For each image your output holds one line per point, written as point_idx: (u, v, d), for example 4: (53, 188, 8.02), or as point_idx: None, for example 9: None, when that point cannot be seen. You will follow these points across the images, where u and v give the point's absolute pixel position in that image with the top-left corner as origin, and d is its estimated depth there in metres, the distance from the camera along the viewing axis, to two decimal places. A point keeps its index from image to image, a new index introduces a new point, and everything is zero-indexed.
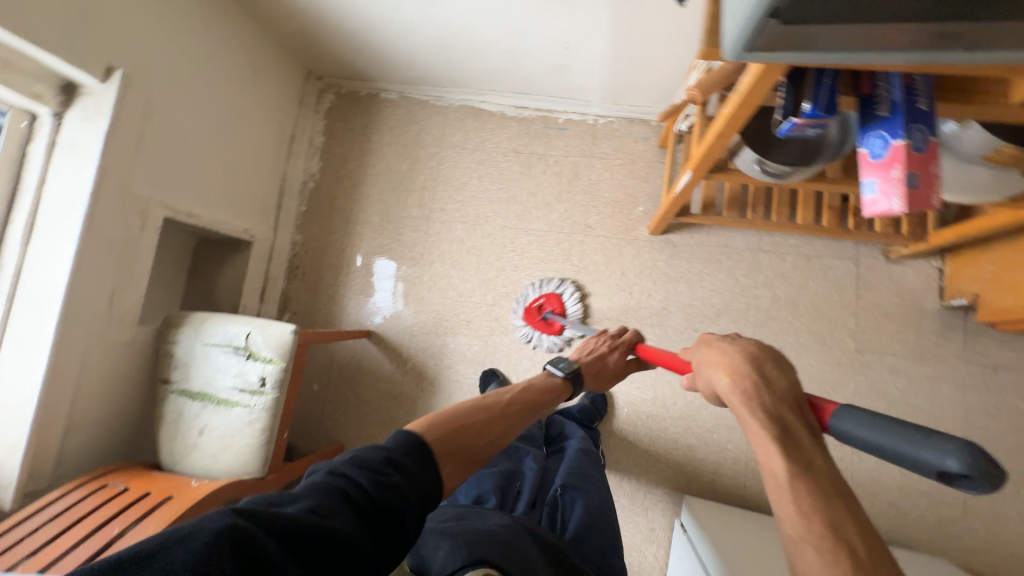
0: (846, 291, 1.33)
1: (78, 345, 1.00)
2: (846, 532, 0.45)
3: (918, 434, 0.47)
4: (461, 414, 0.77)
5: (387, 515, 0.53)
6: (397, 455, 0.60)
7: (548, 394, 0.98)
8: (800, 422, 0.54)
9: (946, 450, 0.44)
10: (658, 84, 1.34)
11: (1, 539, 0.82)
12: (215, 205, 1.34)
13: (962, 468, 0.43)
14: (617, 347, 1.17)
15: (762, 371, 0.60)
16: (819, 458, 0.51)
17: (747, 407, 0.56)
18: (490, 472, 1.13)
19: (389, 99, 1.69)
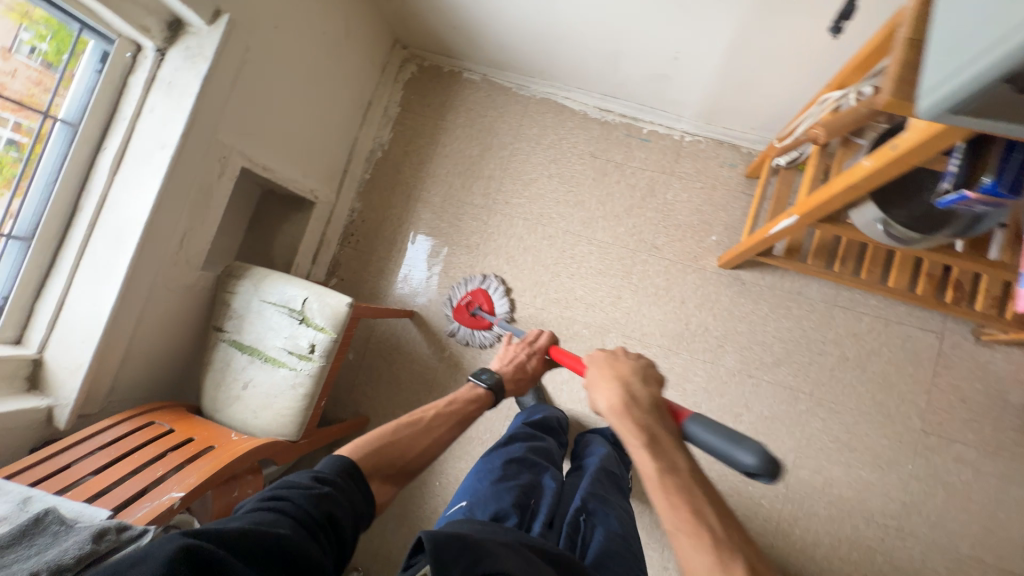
0: (923, 367, 1.24)
1: (146, 282, 1.01)
2: (706, 514, 0.62)
3: (736, 438, 0.71)
4: (383, 435, 0.92)
5: (327, 519, 0.68)
6: (326, 476, 0.75)
7: (473, 403, 1.07)
8: (664, 430, 0.73)
9: (749, 451, 0.69)
10: (763, 111, 1.25)
11: (54, 460, 0.84)
12: (288, 161, 1.34)
13: (758, 463, 0.68)
14: (533, 353, 1.18)
15: (633, 389, 0.80)
16: (678, 456, 0.69)
17: (629, 424, 0.73)
18: (506, 483, 1.04)
19: (471, 80, 1.64)
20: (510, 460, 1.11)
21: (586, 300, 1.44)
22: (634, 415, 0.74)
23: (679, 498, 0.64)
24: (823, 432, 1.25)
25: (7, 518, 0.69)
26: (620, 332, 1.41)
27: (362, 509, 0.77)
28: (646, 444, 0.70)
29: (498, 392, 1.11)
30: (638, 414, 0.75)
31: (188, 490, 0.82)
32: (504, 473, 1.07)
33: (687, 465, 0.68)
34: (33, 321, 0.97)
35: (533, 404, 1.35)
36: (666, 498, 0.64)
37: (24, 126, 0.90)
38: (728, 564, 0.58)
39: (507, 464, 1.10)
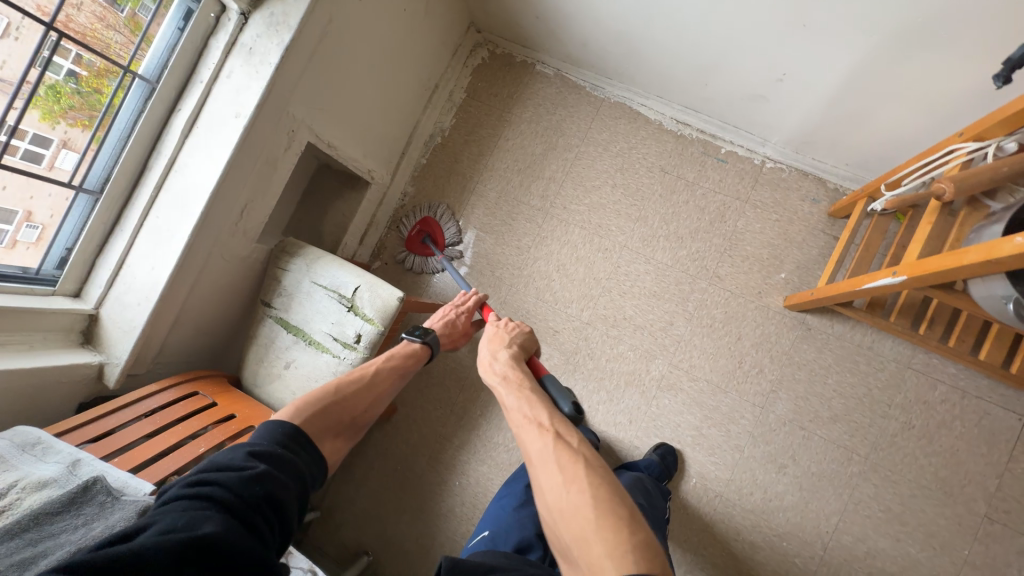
0: (998, 449, 1.15)
1: (204, 250, 1.00)
2: (535, 411, 0.74)
3: (562, 390, 0.85)
4: (326, 394, 0.81)
5: (265, 503, 0.57)
6: (263, 449, 0.64)
7: (409, 358, 0.98)
8: (515, 370, 0.86)
9: (568, 402, 0.83)
10: (865, 149, 1.15)
11: (104, 421, 0.85)
12: (351, 139, 1.30)
13: (572, 411, 0.82)
14: (463, 312, 1.13)
15: (497, 347, 0.93)
16: (526, 383, 0.82)
17: (489, 373, 0.87)
18: (528, 509, 0.98)
19: (544, 74, 1.56)
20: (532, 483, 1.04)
21: (635, 321, 1.38)
22: (495, 365, 0.88)
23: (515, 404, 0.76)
24: (873, 499, 1.18)
25: (58, 481, 0.69)
26: (667, 360, 1.34)
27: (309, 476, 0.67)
28: (500, 381, 0.84)
29: (436, 348, 1.04)
30: (494, 363, 0.89)
31: None
32: (527, 498, 1.01)
33: (528, 385, 0.81)
34: (93, 276, 0.97)
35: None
36: (511, 406, 0.77)
37: (84, 60, 0.84)
38: (544, 435, 0.68)
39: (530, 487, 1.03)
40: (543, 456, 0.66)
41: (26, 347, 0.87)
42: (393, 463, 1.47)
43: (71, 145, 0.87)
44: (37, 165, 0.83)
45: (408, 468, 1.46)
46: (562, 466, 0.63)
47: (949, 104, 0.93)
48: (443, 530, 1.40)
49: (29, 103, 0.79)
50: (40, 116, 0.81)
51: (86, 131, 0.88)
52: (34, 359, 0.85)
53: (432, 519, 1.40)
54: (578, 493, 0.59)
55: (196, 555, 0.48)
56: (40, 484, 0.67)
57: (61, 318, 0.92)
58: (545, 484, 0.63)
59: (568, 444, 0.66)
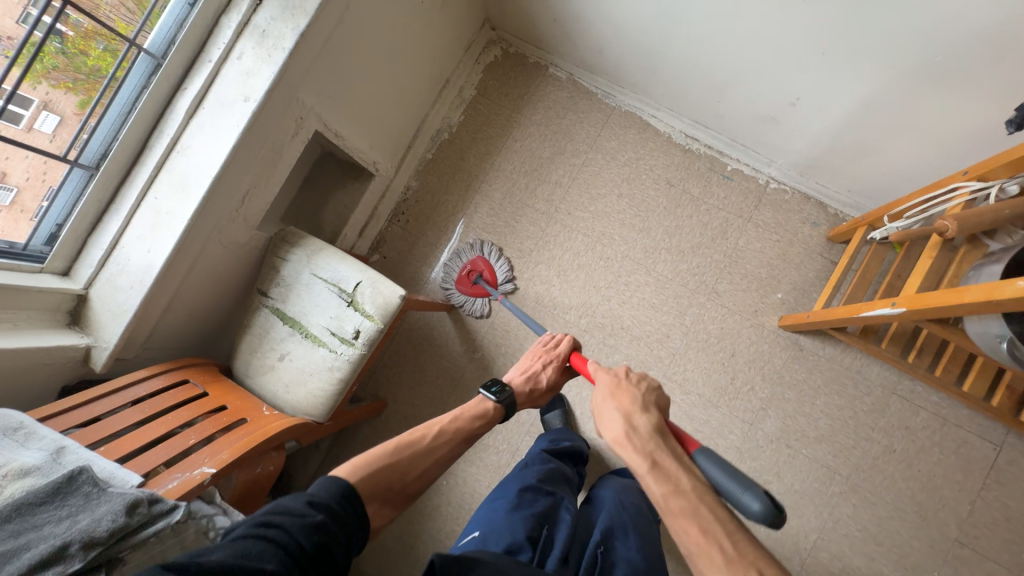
0: (972, 476, 1.19)
1: (202, 235, 0.97)
2: (717, 537, 0.63)
3: (744, 481, 0.67)
4: (383, 458, 0.78)
5: (318, 554, 0.60)
6: (322, 498, 0.66)
7: (478, 421, 0.93)
8: (666, 453, 0.74)
9: (758, 497, 0.65)
10: (868, 178, 1.17)
11: (89, 408, 0.82)
12: (358, 130, 1.27)
13: (767, 509, 0.64)
14: (549, 363, 1.06)
15: (634, 413, 0.80)
16: (684, 478, 0.70)
17: (631, 450, 0.74)
18: (521, 511, 0.98)
19: (556, 77, 1.54)
20: (526, 487, 1.04)
21: (632, 331, 1.39)
22: (635, 441, 0.75)
23: (685, 514, 0.66)
24: (851, 518, 1.21)
25: (41, 469, 0.66)
26: (661, 372, 1.35)
27: (359, 531, 0.68)
28: (651, 468, 0.71)
29: (510, 409, 0.99)
30: (634, 439, 0.76)
31: (220, 466, 0.79)
32: (520, 501, 1.01)
33: (692, 485, 0.69)
34: (84, 254, 0.93)
35: (560, 428, 1.28)
36: (680, 515, 0.66)
37: (71, 19, 0.78)
38: None
39: (523, 491, 1.03)
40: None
41: (10, 326, 0.83)
42: None
43: (52, 108, 0.82)
44: (15, 125, 0.78)
45: None
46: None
47: (955, 142, 0.95)
48: (428, 529, 1.39)
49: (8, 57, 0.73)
50: (22, 76, 0.76)
51: (69, 94, 0.82)
52: (15, 340, 0.82)
53: (417, 517, 1.40)
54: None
55: None
56: (23, 472, 0.65)
57: (49, 297, 0.88)
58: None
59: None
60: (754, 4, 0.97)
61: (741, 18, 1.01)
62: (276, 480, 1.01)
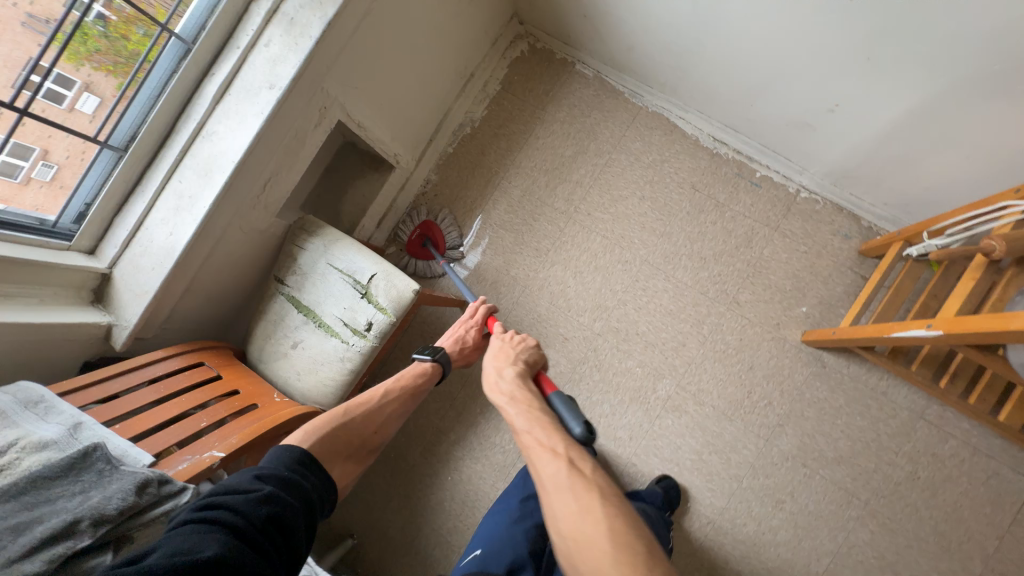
0: (1002, 510, 1.13)
1: (223, 221, 0.98)
2: (544, 437, 0.71)
3: (572, 408, 0.80)
4: (331, 420, 0.84)
5: (273, 523, 0.61)
6: (270, 471, 0.68)
7: (419, 378, 0.98)
8: (524, 391, 0.84)
9: (579, 421, 0.77)
10: (910, 192, 1.11)
11: (106, 385, 0.83)
12: (381, 121, 1.27)
13: (583, 431, 0.76)
14: (472, 326, 1.11)
15: (504, 364, 0.91)
16: (533, 404, 0.80)
17: (497, 393, 0.84)
18: (523, 524, 0.97)
19: (583, 74, 1.51)
20: (527, 496, 1.03)
21: (647, 338, 1.36)
22: (501, 385, 0.86)
23: (525, 426, 0.75)
24: (868, 545, 1.17)
25: (58, 444, 0.68)
26: (674, 381, 1.32)
27: (318, 495, 0.71)
28: (509, 403, 0.81)
29: (447, 367, 1.03)
30: (501, 383, 0.86)
31: (229, 451, 0.80)
32: (522, 512, 1.00)
33: (537, 407, 0.79)
34: (110, 234, 0.95)
35: None
36: (520, 427, 0.75)
37: (113, 4, 0.80)
38: (555, 461, 0.66)
39: (526, 501, 1.02)
40: (558, 482, 0.63)
41: (35, 301, 0.85)
42: (386, 450, 1.47)
43: (94, 89, 0.84)
44: (59, 105, 0.81)
45: (401, 456, 1.45)
46: (577, 496, 0.61)
47: (1006, 159, 0.89)
48: (430, 523, 1.39)
49: (53, 39, 0.76)
50: (62, 56, 0.78)
51: (109, 78, 0.85)
52: (38, 314, 0.83)
53: (420, 511, 1.40)
54: (596, 525, 0.58)
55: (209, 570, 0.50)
56: (40, 446, 0.67)
57: (74, 274, 0.90)
58: (560, 511, 0.61)
59: (584, 473, 0.64)
60: (793, 5, 0.93)
61: (781, 18, 0.97)
62: None
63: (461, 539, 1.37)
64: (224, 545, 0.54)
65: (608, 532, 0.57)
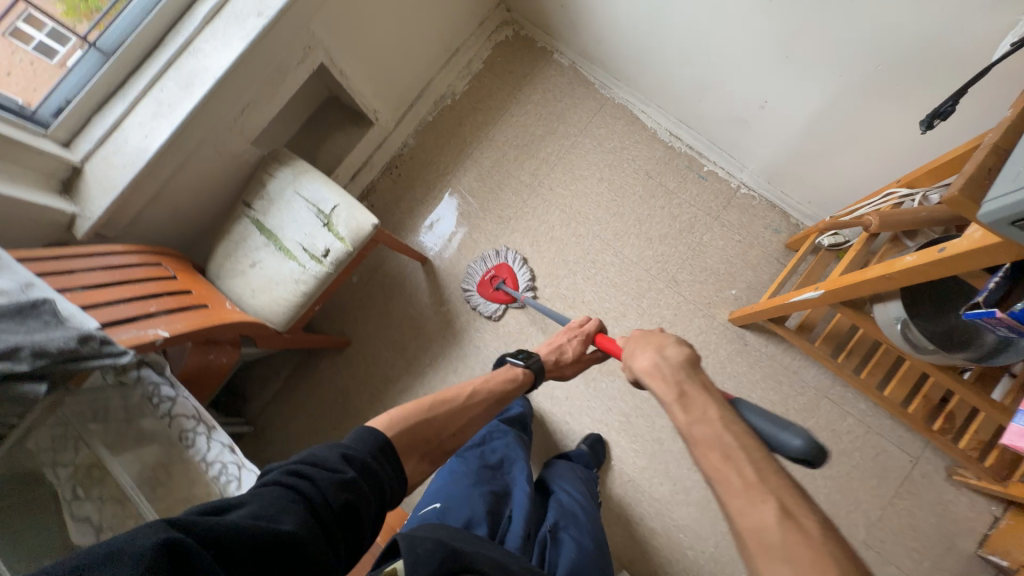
0: (886, 483, 1.25)
1: (198, 134, 1.04)
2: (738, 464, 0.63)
3: (782, 421, 0.70)
4: (423, 412, 0.87)
5: (346, 510, 0.63)
6: (356, 453, 0.70)
7: (506, 386, 1.02)
8: (694, 384, 0.76)
9: (798, 435, 0.68)
10: (825, 189, 1.25)
11: (62, 261, 0.88)
12: (363, 75, 1.37)
13: (807, 445, 0.67)
14: (574, 336, 1.14)
15: (658, 351, 0.84)
16: (711, 408, 0.71)
17: (659, 381, 0.79)
18: (480, 488, 1.00)
19: (559, 63, 1.64)
20: (484, 464, 1.07)
21: (592, 306, 1.45)
22: (661, 376, 0.79)
23: (708, 438, 0.67)
24: None
25: (8, 294, 0.73)
26: None
27: (391, 489, 0.72)
28: (676, 397, 0.75)
29: (538, 377, 1.08)
30: (665, 372, 0.80)
31: (174, 333, 0.85)
32: (480, 477, 1.03)
33: (716, 412, 0.70)
34: (86, 130, 1.00)
35: None
36: (699, 436, 0.68)
37: None
38: (762, 505, 0.58)
39: (482, 468, 1.06)
40: (765, 540, 0.55)
41: (4, 177, 0.90)
42: (335, 392, 1.52)
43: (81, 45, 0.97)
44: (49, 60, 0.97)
45: (348, 399, 1.50)
46: (803, 569, 0.51)
47: (896, 157, 1.04)
48: None
49: None
50: (62, 12, 0.96)
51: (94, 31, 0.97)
52: (6, 187, 0.88)
53: None
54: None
55: (277, 549, 0.53)
56: None
57: (46, 161, 0.95)
58: None
59: (804, 532, 0.55)
60: (729, 9, 1.08)
61: (719, 20, 1.11)
62: (228, 372, 1.09)
63: None
64: (301, 519, 0.58)
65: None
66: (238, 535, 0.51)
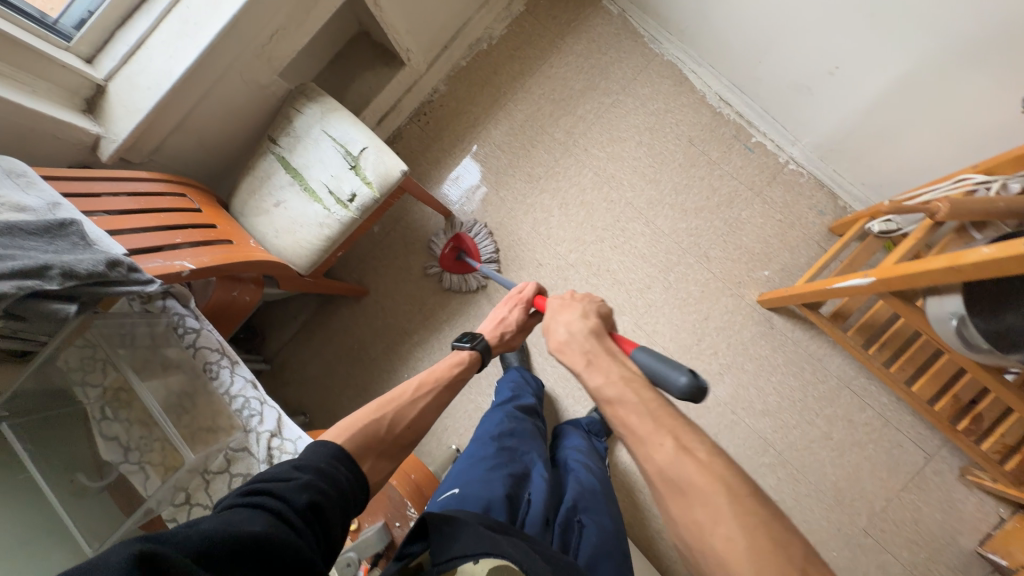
0: (896, 477, 1.24)
1: (225, 59, 0.99)
2: (640, 415, 0.65)
3: (670, 362, 0.71)
4: (366, 416, 0.83)
5: (311, 511, 0.60)
6: (305, 463, 0.67)
7: (454, 369, 0.96)
8: (602, 351, 0.77)
9: (684, 372, 0.69)
10: (886, 171, 1.16)
11: (88, 184, 0.86)
12: (398, 7, 1.27)
13: (691, 381, 0.68)
14: (516, 306, 1.06)
15: (570, 320, 0.84)
16: (612, 366, 0.74)
17: (569, 354, 0.79)
18: (499, 470, 0.97)
19: (608, 11, 1.52)
20: (502, 446, 1.04)
21: (616, 276, 1.41)
22: (572, 348, 0.79)
23: (615, 395, 0.69)
24: (772, 489, 1.26)
25: (35, 212, 0.71)
26: (633, 319, 1.39)
27: (353, 491, 0.69)
28: (585, 365, 0.75)
29: (486, 355, 1.01)
30: (573, 344, 0.80)
31: (200, 266, 0.84)
32: (498, 459, 1.00)
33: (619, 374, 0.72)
34: (109, 46, 0.95)
35: (518, 375, 1.31)
36: (610, 395, 0.69)
37: None
38: (664, 443, 0.61)
39: (500, 450, 1.03)
40: (668, 476, 0.58)
41: (27, 90, 0.86)
42: (351, 340, 1.53)
43: None
44: None
45: (364, 348, 1.52)
46: (700, 490, 0.56)
47: (975, 138, 0.94)
48: None
49: None
50: None
51: None
52: (30, 101, 0.85)
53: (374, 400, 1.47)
54: (725, 536, 0.52)
55: (256, 550, 0.50)
56: (18, 208, 0.70)
57: (68, 77, 0.91)
58: (680, 516, 0.56)
59: (698, 459, 0.59)
60: None
61: None
62: (251, 311, 1.09)
63: None
64: (267, 523, 0.54)
65: (744, 536, 0.52)
66: (216, 540, 0.47)
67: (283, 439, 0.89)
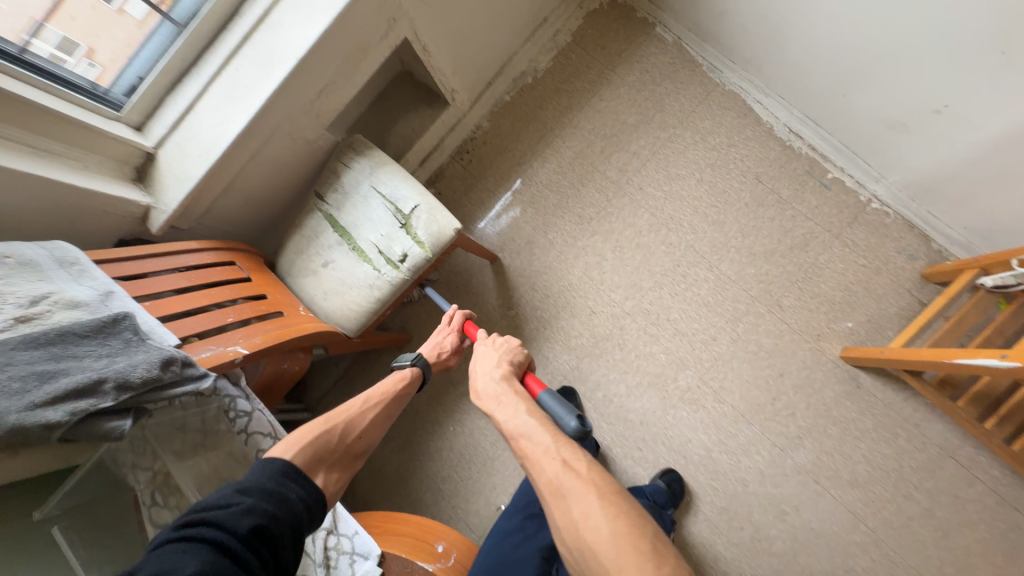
0: (1015, 564, 1.07)
1: (275, 119, 0.94)
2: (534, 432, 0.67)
3: (565, 404, 0.75)
4: (315, 428, 0.74)
5: (258, 538, 0.56)
6: (253, 482, 0.61)
7: (400, 383, 0.90)
8: (508, 389, 0.78)
9: (574, 416, 0.73)
10: (1001, 216, 1.02)
11: (141, 262, 0.83)
12: (445, 49, 1.22)
13: (579, 425, 0.72)
14: (448, 332, 1.06)
15: (488, 366, 0.84)
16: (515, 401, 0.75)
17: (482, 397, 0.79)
18: (528, 545, 0.89)
19: (662, 39, 1.43)
20: (529, 514, 0.95)
21: (678, 326, 1.31)
22: (486, 390, 0.79)
23: (519, 427, 0.69)
24: (865, 571, 1.12)
25: (88, 306, 0.67)
26: (697, 373, 1.27)
27: (311, 509, 0.64)
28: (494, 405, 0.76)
29: (427, 372, 0.97)
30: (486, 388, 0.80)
31: (253, 350, 0.78)
32: (525, 530, 0.93)
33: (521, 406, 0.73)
34: (159, 113, 0.93)
35: None
36: (513, 428, 0.70)
37: None
38: (552, 457, 0.63)
39: (526, 519, 0.94)
40: (554, 487, 0.61)
41: (80, 165, 0.84)
42: None
43: None
44: (109, 5, 0.84)
45: None
46: (576, 495, 0.58)
47: None
48: (424, 467, 1.39)
49: None
50: None
51: None
52: (83, 178, 0.83)
53: (416, 454, 1.40)
54: (597, 529, 0.55)
55: None
56: (72, 305, 0.66)
57: (120, 147, 0.89)
58: (562, 521, 0.58)
59: (577, 470, 0.61)
60: None
61: None
62: (297, 381, 1.04)
63: (450, 487, 1.37)
64: (206, 557, 0.51)
65: (609, 531, 0.55)
66: None
67: (339, 536, 0.83)
